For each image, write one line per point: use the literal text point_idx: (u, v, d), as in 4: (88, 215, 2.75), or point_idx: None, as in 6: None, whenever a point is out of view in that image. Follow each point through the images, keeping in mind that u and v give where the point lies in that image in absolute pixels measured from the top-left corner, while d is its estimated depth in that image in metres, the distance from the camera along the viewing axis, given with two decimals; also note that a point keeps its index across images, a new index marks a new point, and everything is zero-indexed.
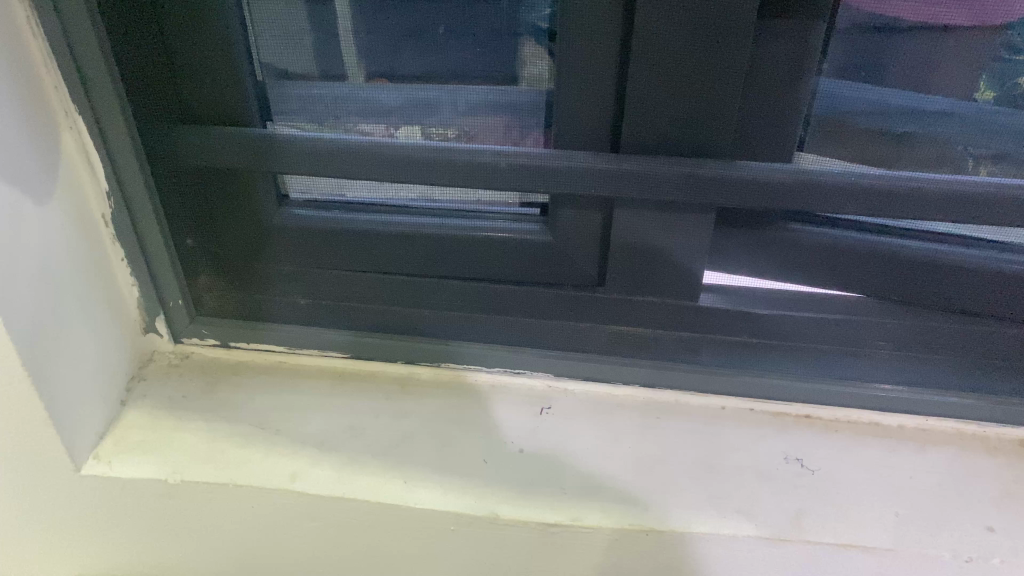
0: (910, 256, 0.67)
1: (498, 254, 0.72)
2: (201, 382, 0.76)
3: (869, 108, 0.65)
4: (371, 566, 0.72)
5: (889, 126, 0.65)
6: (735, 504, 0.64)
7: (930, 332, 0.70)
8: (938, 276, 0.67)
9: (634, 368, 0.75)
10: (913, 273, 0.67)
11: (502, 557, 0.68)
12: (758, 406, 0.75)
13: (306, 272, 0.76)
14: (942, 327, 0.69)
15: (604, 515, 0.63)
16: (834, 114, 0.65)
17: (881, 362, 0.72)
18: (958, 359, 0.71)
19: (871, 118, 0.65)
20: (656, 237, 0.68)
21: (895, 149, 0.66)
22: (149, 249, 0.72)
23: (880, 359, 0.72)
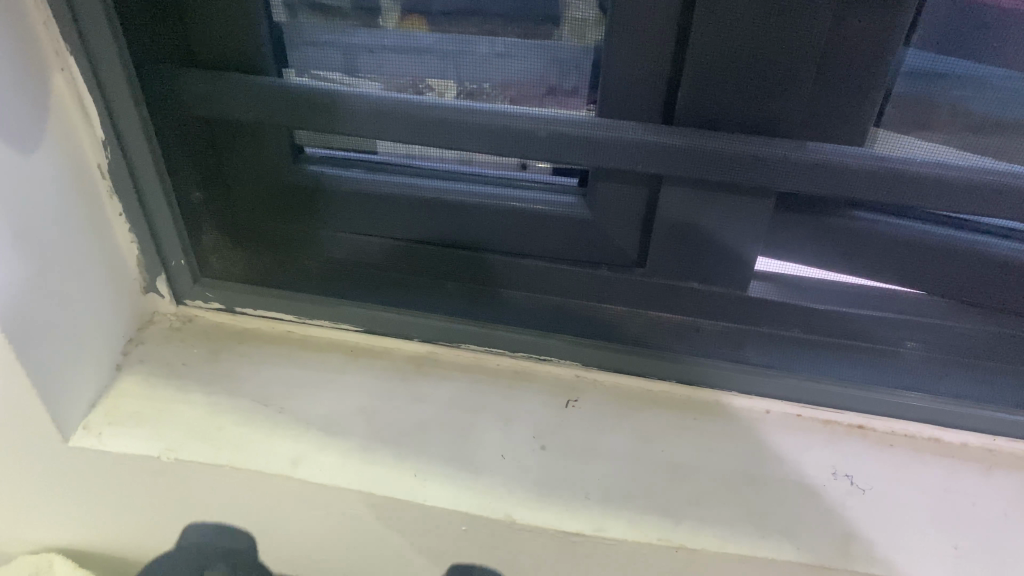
0: (994, 257, 0.59)
1: (530, 228, 0.66)
2: (203, 349, 0.71)
3: (975, 90, 0.55)
4: (380, 561, 0.67)
5: (987, 112, 0.55)
6: (776, 524, 0.58)
7: (1003, 342, 0.63)
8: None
9: (669, 364, 0.69)
10: (996, 273, 0.60)
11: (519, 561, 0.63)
12: (806, 412, 0.68)
13: (320, 235, 0.69)
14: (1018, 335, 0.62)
15: (630, 526, 0.58)
16: (925, 94, 0.56)
17: (946, 369, 0.65)
18: None
19: (970, 100, 0.55)
20: (707, 219, 0.61)
21: (999, 137, 0.56)
22: (150, 206, 0.66)
23: (944, 367, 0.65)
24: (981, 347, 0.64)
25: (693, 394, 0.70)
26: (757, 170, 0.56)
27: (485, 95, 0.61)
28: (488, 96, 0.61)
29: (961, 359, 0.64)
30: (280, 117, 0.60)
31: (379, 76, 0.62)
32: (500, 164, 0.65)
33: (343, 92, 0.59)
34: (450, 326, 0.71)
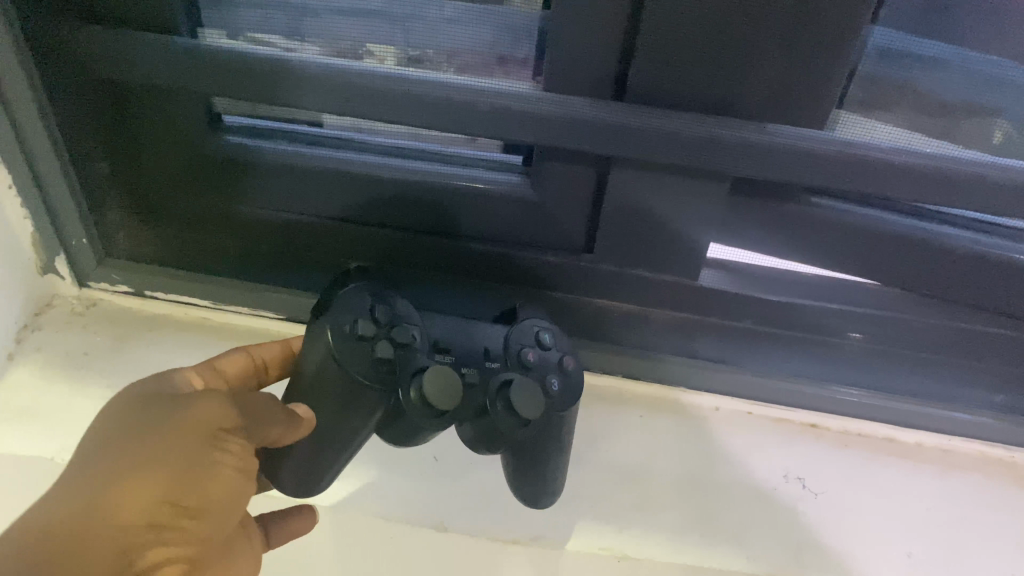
0: (955, 250, 0.56)
1: (471, 209, 0.61)
2: (109, 337, 0.65)
3: (929, 70, 0.52)
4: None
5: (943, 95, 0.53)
6: (726, 531, 0.55)
7: (955, 337, 0.61)
8: (983, 274, 0.58)
9: (613, 355, 0.66)
10: (955, 266, 0.57)
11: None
12: (757, 409, 0.65)
13: (239, 214, 0.63)
14: (966, 328, 0.61)
15: (572, 535, 0.54)
16: (888, 72, 0.52)
17: (895, 363, 0.63)
18: (982, 367, 0.63)
19: (928, 78, 0.53)
20: (659, 203, 0.57)
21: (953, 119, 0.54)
22: (44, 179, 0.59)
23: (895, 359, 0.63)
24: (935, 338, 0.62)
25: (640, 389, 0.66)
26: (715, 153, 0.52)
27: (430, 62, 0.55)
28: (431, 63, 0.55)
29: (917, 352, 0.63)
30: (192, 83, 0.53)
31: (314, 41, 0.56)
32: (447, 139, 0.60)
33: (276, 57, 0.52)
34: None
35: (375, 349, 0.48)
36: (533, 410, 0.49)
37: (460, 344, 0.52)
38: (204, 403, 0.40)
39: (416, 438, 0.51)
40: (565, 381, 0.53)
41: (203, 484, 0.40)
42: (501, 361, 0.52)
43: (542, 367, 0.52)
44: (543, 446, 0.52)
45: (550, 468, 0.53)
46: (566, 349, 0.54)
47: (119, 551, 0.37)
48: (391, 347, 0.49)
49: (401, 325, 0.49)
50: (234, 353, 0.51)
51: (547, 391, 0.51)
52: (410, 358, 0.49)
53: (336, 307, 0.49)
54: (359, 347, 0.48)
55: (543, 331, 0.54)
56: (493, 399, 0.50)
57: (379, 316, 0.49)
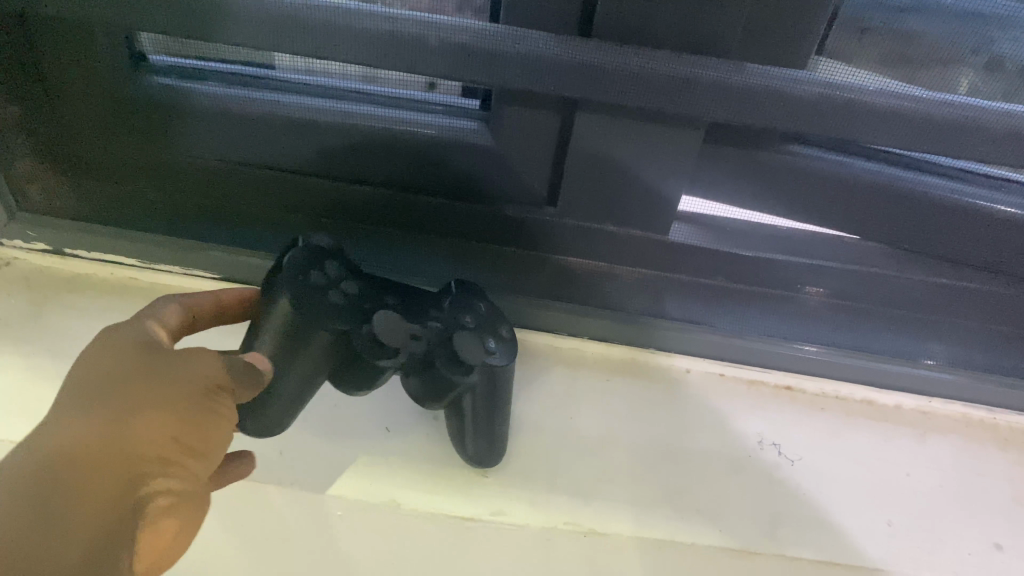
0: (935, 201, 0.54)
1: (425, 158, 0.56)
2: (25, 301, 0.59)
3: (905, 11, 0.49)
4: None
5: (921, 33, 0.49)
6: (696, 503, 0.52)
7: (933, 294, 0.59)
8: (961, 226, 0.55)
9: (582, 318, 0.61)
10: (934, 218, 0.55)
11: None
12: (730, 371, 0.61)
13: (169, 162, 0.58)
14: (940, 285, 0.59)
15: (533, 509, 0.50)
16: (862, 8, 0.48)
17: (871, 320, 0.61)
18: (954, 322, 0.61)
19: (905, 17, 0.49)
20: (625, 149, 0.53)
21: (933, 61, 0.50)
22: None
23: (870, 315, 0.61)
24: (909, 297, 0.60)
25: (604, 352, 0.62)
26: (690, 98, 0.47)
27: None
28: None
29: (892, 309, 0.61)
30: (102, 17, 0.47)
31: None
32: (399, 83, 0.54)
33: None
34: None
35: (330, 295, 0.43)
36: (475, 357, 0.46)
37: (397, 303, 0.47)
38: (201, 356, 0.40)
39: (366, 383, 0.46)
40: (506, 345, 0.48)
41: (206, 427, 0.39)
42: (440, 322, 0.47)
43: (483, 327, 0.48)
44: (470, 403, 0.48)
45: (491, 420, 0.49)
46: (506, 320, 0.50)
47: (127, 481, 0.36)
48: (344, 296, 0.44)
49: (345, 276, 0.45)
50: (171, 305, 0.44)
51: (489, 351, 0.47)
52: (360, 307, 0.44)
53: (291, 257, 0.44)
54: (313, 292, 0.43)
55: (483, 300, 0.50)
56: (430, 354, 0.45)
57: (329, 269, 0.44)
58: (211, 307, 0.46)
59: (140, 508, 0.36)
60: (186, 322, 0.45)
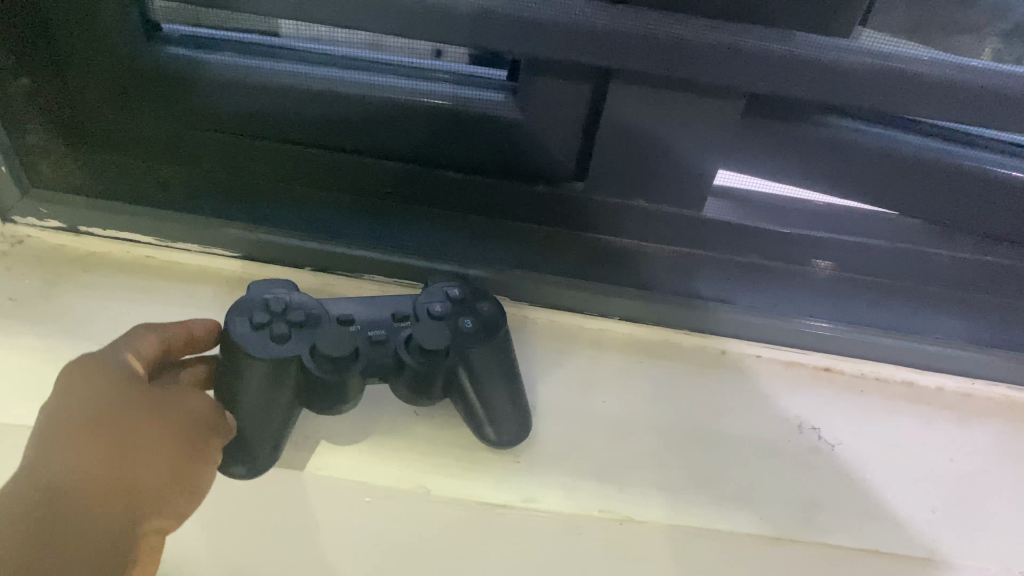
0: (976, 175, 0.53)
1: (450, 132, 0.54)
2: (36, 280, 0.56)
3: None
4: (253, 553, 0.56)
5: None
6: (733, 490, 0.50)
7: (966, 268, 0.59)
8: (998, 199, 0.54)
9: (613, 296, 0.57)
10: (974, 193, 0.54)
11: (431, 549, 0.52)
12: (766, 353, 0.57)
13: (187, 135, 0.56)
14: (972, 260, 0.58)
15: (566, 495, 0.48)
16: None
17: (905, 294, 0.59)
18: (988, 299, 0.60)
19: None
20: (659, 121, 0.51)
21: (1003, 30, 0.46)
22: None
23: (905, 290, 0.60)
24: (946, 273, 0.59)
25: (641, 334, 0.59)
26: (730, 67, 0.45)
27: None
28: None
29: (928, 287, 0.59)
30: None
31: None
32: (416, 52, 0.53)
33: None
34: (361, 255, 0.56)
35: (275, 331, 0.44)
36: (440, 341, 0.47)
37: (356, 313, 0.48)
38: (196, 401, 0.43)
39: (343, 402, 0.46)
40: (485, 320, 0.49)
41: (199, 470, 0.42)
42: (410, 320, 0.48)
43: (451, 308, 0.49)
44: (471, 391, 0.47)
45: (499, 401, 0.48)
46: (479, 293, 0.51)
47: (122, 519, 0.40)
48: (293, 327, 0.44)
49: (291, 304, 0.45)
50: (147, 334, 0.44)
51: (462, 330, 0.48)
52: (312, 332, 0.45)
53: (233, 305, 0.45)
54: (259, 332, 0.43)
55: (451, 283, 0.51)
56: (402, 351, 0.47)
57: (271, 305, 0.45)
58: (184, 341, 0.45)
59: (131, 542, 0.40)
60: (160, 356, 0.45)
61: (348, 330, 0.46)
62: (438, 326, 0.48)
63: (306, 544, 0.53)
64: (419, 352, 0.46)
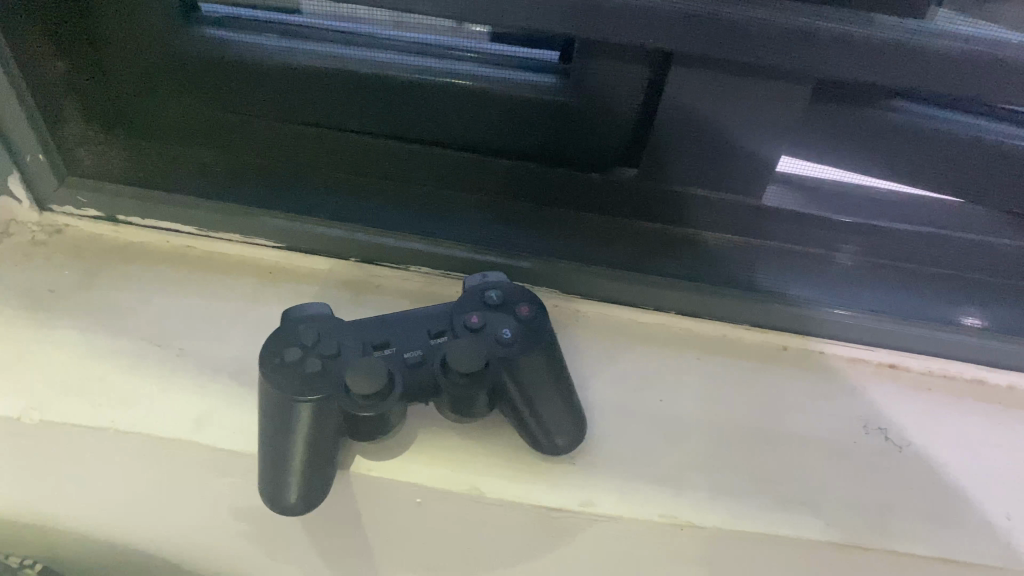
0: None
1: (500, 118, 0.52)
2: (76, 272, 0.55)
3: None
4: (300, 549, 0.54)
5: None
6: (798, 493, 0.48)
7: None
8: None
9: (670, 291, 0.55)
10: None
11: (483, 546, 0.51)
12: (830, 349, 0.56)
13: (225, 122, 0.54)
14: None
15: (625, 499, 0.46)
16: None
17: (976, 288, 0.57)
18: None
19: None
20: (722, 109, 0.49)
21: None
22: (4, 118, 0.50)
23: (975, 283, 0.57)
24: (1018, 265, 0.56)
25: (698, 327, 0.56)
26: (802, 52, 0.43)
27: None
28: None
29: (998, 279, 0.57)
30: None
31: None
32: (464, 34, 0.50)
33: None
34: (406, 245, 0.55)
35: (306, 368, 0.44)
36: (476, 361, 0.44)
37: (391, 332, 0.47)
38: None
39: (387, 426, 0.45)
40: (524, 327, 0.47)
41: None
42: (447, 335, 0.47)
43: (490, 321, 0.47)
44: (520, 406, 0.46)
45: (546, 407, 0.46)
46: (518, 297, 0.49)
47: None
48: (324, 362, 0.44)
49: (323, 336, 0.45)
50: None
51: (499, 342, 0.46)
52: (344, 365, 0.44)
53: (268, 342, 0.45)
54: (292, 369, 0.44)
55: (490, 288, 0.49)
56: (440, 372, 0.45)
57: (304, 339, 0.45)
58: None
59: None
60: None
61: (382, 355, 0.45)
62: (473, 343, 0.45)
63: (355, 541, 0.52)
64: (457, 373, 0.44)
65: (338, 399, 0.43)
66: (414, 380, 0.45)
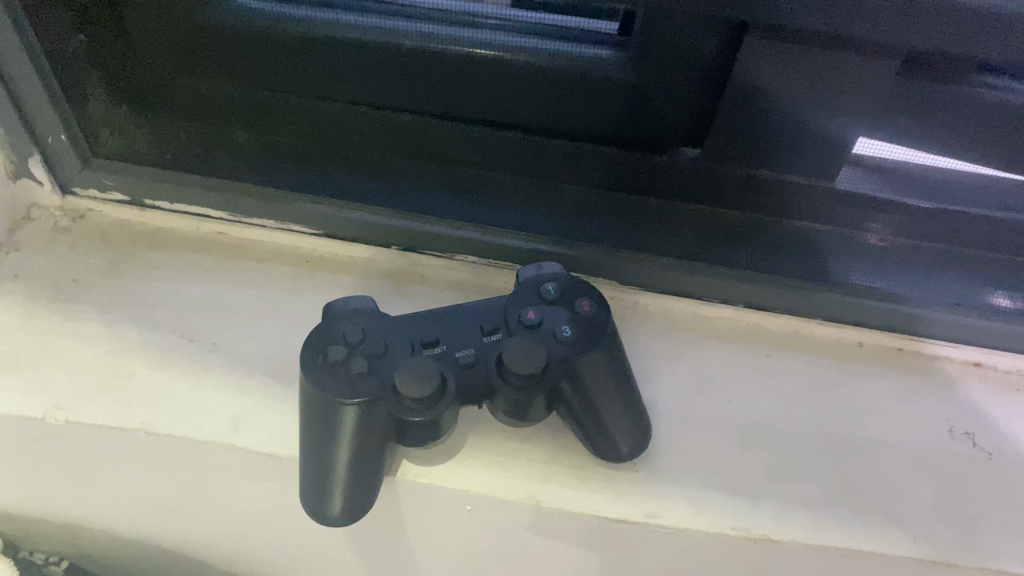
0: None
1: (554, 94, 0.48)
2: (102, 259, 0.52)
3: None
4: (342, 550, 0.52)
5: None
6: (880, 504, 0.44)
7: None
8: None
9: (738, 283, 0.51)
10: None
11: (537, 553, 0.48)
12: (910, 346, 0.52)
13: (261, 99, 0.51)
14: None
15: (693, 510, 0.43)
16: None
17: None
18: None
19: None
20: (798, 89, 0.44)
21: None
22: (21, 96, 0.46)
23: None
24: None
25: (765, 321, 0.53)
26: (901, 19, 0.38)
27: None
28: None
29: None
30: None
31: None
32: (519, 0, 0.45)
33: None
34: (452, 233, 0.51)
35: (350, 369, 0.40)
36: (534, 363, 0.40)
37: (441, 330, 0.43)
38: None
39: (437, 433, 0.41)
40: (583, 323, 0.44)
41: None
42: (501, 333, 0.43)
43: (547, 316, 0.44)
44: (580, 409, 0.42)
45: (608, 411, 0.42)
46: (577, 291, 0.45)
47: None
48: (371, 362, 0.41)
49: (369, 333, 0.42)
50: None
51: (558, 339, 0.43)
52: (393, 366, 0.41)
53: (309, 337, 0.42)
54: (335, 372, 0.40)
55: (547, 280, 0.46)
56: (495, 374, 0.41)
57: (348, 337, 0.41)
58: None
59: None
60: None
61: (432, 355, 0.42)
62: (530, 341, 0.41)
63: (401, 544, 0.49)
64: (513, 374, 0.41)
65: (386, 402, 0.40)
66: (466, 382, 0.42)
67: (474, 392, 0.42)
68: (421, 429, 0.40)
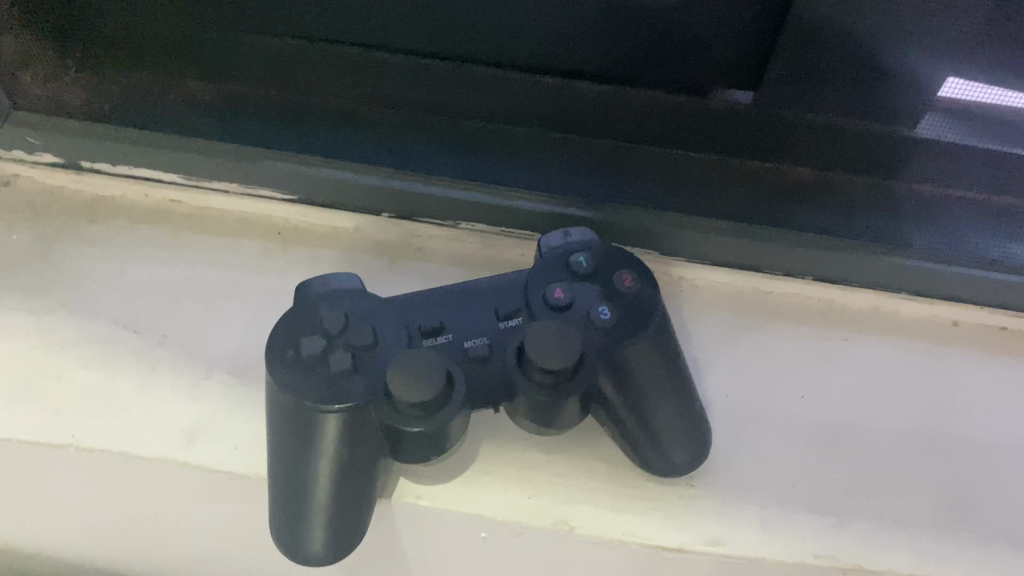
0: None
1: (577, 24, 0.38)
2: (32, 236, 0.43)
3: None
4: None
5: None
6: (999, 525, 0.35)
7: None
8: None
9: (811, 254, 0.41)
10: None
11: None
12: (1013, 325, 0.43)
13: (219, 38, 0.41)
14: None
15: (768, 536, 0.34)
16: None
17: None
18: None
19: None
20: (889, 16, 0.33)
21: None
22: None
23: None
24: None
25: (837, 297, 0.44)
26: None
27: None
28: None
29: None
30: None
31: None
32: None
33: None
34: (459, 194, 0.42)
35: (330, 364, 0.32)
36: (566, 355, 0.31)
37: (446, 314, 0.34)
38: None
39: (442, 447, 0.32)
40: (625, 305, 0.35)
41: None
42: (522, 316, 0.34)
43: (580, 295, 0.35)
44: (625, 411, 0.33)
45: (660, 412, 0.33)
46: (616, 263, 0.36)
47: None
48: (355, 356, 0.32)
49: (355, 320, 0.33)
50: None
51: (595, 324, 0.34)
52: (384, 361, 0.32)
53: (278, 324, 0.33)
54: (313, 368, 0.32)
55: (578, 251, 0.37)
56: (515, 369, 0.32)
57: (327, 324, 0.33)
58: None
59: None
60: None
61: (434, 345, 0.33)
62: (560, 326, 0.32)
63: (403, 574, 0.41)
64: (539, 370, 0.32)
65: (377, 406, 0.31)
66: (478, 380, 0.33)
67: (488, 392, 0.33)
68: (423, 442, 0.31)
